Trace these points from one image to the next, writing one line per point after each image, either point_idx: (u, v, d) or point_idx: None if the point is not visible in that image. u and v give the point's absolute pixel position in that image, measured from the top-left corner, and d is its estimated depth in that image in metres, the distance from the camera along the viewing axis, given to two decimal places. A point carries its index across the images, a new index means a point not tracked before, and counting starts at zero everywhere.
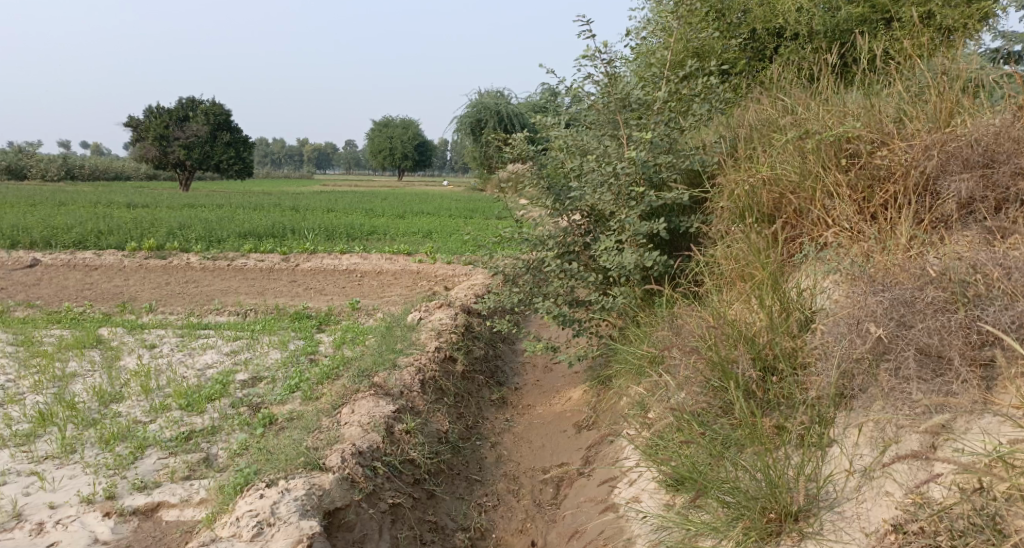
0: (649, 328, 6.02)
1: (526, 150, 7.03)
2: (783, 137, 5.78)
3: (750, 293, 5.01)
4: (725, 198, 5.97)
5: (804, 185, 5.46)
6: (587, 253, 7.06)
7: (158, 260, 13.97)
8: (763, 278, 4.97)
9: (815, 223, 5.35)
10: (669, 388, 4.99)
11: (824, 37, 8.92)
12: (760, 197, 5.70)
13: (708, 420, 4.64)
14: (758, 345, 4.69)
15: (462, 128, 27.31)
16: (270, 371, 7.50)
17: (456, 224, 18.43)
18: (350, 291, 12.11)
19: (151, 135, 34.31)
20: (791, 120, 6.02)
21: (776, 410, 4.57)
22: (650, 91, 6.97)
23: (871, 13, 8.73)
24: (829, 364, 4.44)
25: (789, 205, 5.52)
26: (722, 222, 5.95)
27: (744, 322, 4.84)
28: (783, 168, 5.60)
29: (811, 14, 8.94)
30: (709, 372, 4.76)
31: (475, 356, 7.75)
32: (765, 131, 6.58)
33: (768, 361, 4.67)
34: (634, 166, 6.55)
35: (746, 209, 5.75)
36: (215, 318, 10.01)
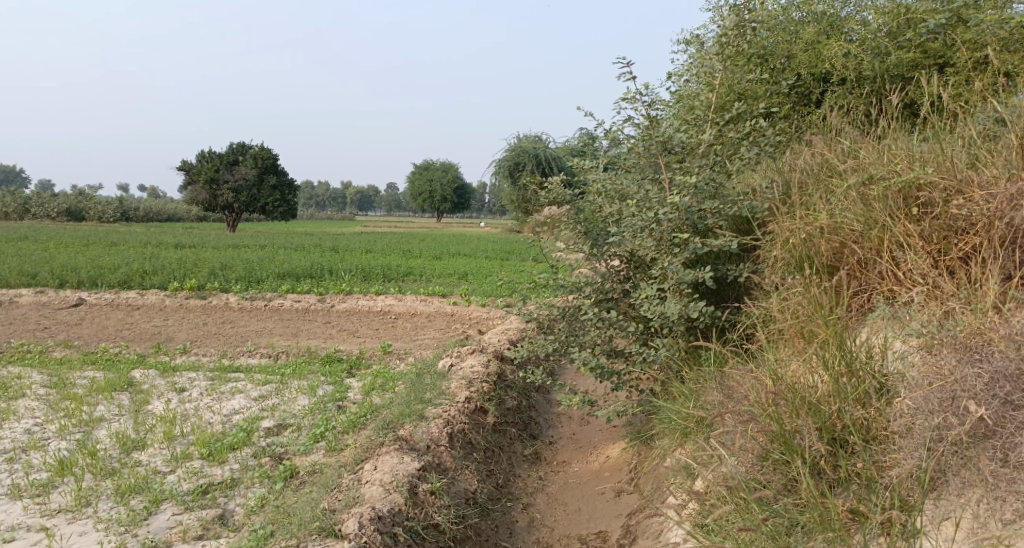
0: (696, 386, 5.64)
1: (563, 194, 6.74)
2: (845, 183, 5.46)
3: (810, 353, 4.62)
4: (780, 246, 5.69)
5: (868, 235, 5.16)
6: (627, 301, 6.73)
7: (197, 300, 13.88)
8: (827, 337, 4.59)
9: (881, 276, 5.08)
10: (721, 457, 4.59)
11: (874, 81, 8.58)
12: (819, 246, 5.43)
13: (770, 500, 4.23)
14: (825, 414, 4.30)
15: (500, 172, 27.29)
16: (296, 418, 7.20)
17: (493, 267, 18.21)
18: (384, 333, 11.87)
19: (200, 178, 34.89)
20: (851, 165, 5.75)
21: (848, 490, 4.17)
22: (695, 133, 6.67)
23: (923, 58, 8.38)
24: (914, 442, 4.06)
25: (850, 255, 5.24)
26: (777, 273, 5.64)
27: (806, 386, 4.46)
28: (845, 215, 5.32)
29: (860, 57, 8.62)
30: (770, 445, 4.34)
31: (508, 408, 7.40)
32: (818, 176, 6.23)
33: (838, 432, 4.28)
34: (677, 211, 6.23)
35: (803, 258, 5.49)
36: (246, 360, 9.79)
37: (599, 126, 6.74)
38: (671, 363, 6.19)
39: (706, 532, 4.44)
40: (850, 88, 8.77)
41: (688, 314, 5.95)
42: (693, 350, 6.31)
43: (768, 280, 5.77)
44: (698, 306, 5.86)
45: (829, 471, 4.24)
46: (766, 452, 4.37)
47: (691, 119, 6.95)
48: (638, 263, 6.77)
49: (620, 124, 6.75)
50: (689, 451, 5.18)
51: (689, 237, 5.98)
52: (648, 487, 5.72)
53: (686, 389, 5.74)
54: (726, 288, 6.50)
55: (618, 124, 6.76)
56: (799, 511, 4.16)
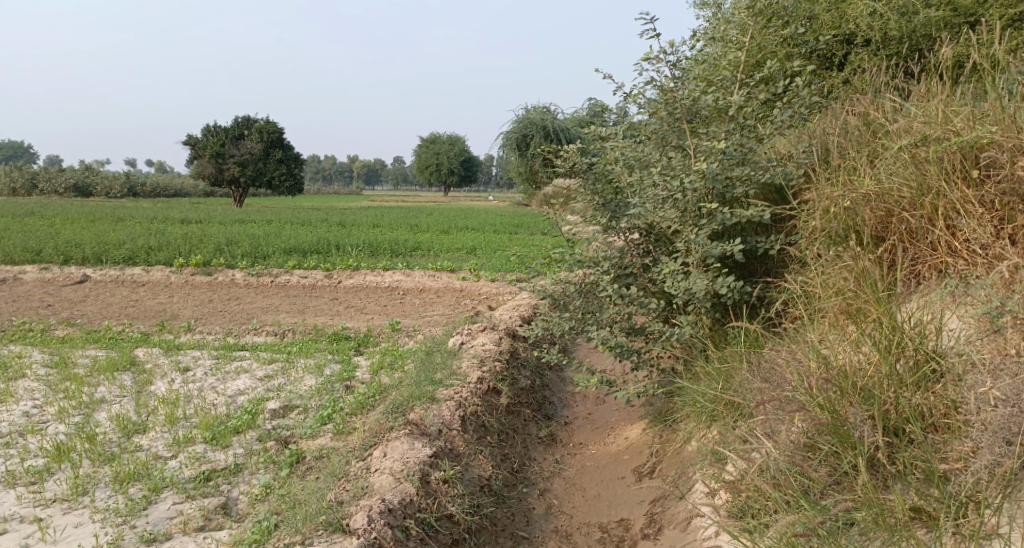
0: (729, 369, 5.37)
1: (580, 162, 6.50)
2: (894, 145, 5.26)
3: (860, 333, 4.37)
4: (821, 216, 5.51)
5: (921, 203, 5.03)
6: (646, 275, 6.44)
7: (203, 276, 13.63)
8: (879, 315, 4.35)
9: (930, 247, 5.00)
10: (757, 447, 4.32)
11: (900, 44, 8.18)
12: (865, 215, 5.28)
13: (820, 498, 4.02)
14: (877, 400, 4.07)
15: (507, 144, 26.89)
16: (303, 399, 6.95)
17: (502, 240, 17.90)
18: (392, 309, 11.60)
19: (206, 152, 34.55)
20: (901, 126, 5.51)
21: (904, 483, 3.90)
22: (722, 96, 6.35)
23: (953, 17, 7.96)
24: (987, 432, 3.76)
25: (897, 224, 5.13)
26: (817, 245, 5.49)
27: (858, 371, 4.19)
28: (896, 180, 5.15)
29: (886, 17, 8.21)
30: (825, 438, 4.10)
31: (522, 388, 7.14)
32: (862, 144, 5.93)
33: (898, 422, 4.04)
34: (703, 180, 5.93)
35: (849, 230, 5.36)
36: (252, 338, 9.53)
37: (619, 89, 6.47)
38: (697, 340, 5.92)
39: (753, 532, 4.22)
40: (875, 50, 8.38)
41: (718, 290, 5.68)
42: (719, 326, 6.05)
43: (804, 253, 5.63)
44: (726, 279, 5.57)
45: (883, 463, 4.00)
46: (812, 442, 4.14)
47: (716, 79, 6.59)
48: (658, 236, 6.47)
49: (642, 87, 6.47)
50: (721, 438, 4.92)
51: (717, 207, 5.66)
52: (672, 473, 5.48)
53: (716, 371, 5.48)
54: (758, 260, 6.22)
55: (639, 88, 6.49)
56: (849, 509, 3.94)
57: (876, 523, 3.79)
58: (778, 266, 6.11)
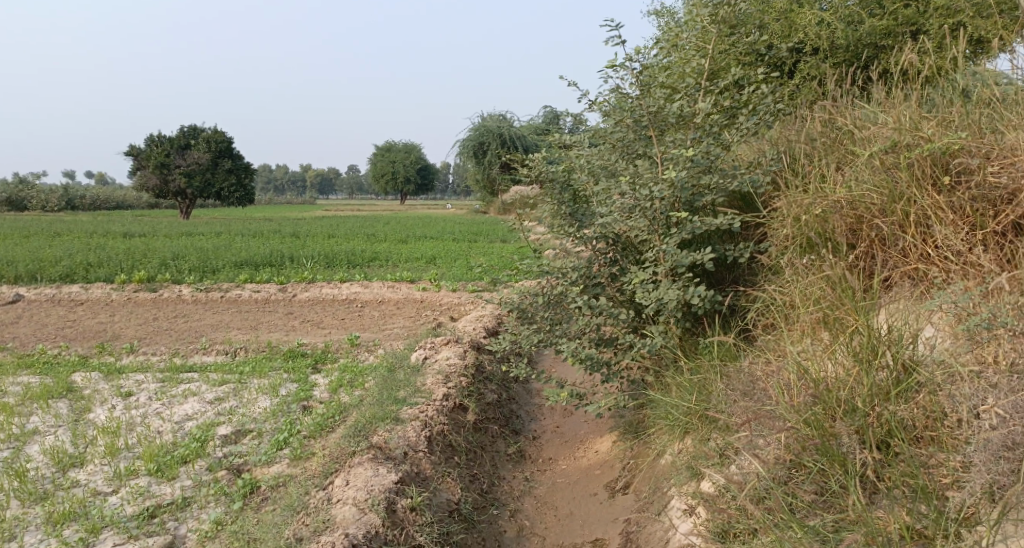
0: (702, 381, 5.15)
1: (545, 171, 6.32)
2: (864, 151, 5.16)
3: (840, 346, 4.16)
4: (790, 223, 5.38)
5: (892, 209, 4.90)
6: (614, 285, 6.22)
7: (149, 293, 13.09)
8: (858, 326, 4.19)
9: (899, 253, 4.87)
10: (746, 465, 4.11)
11: (847, 52, 8.19)
12: (835, 222, 5.15)
13: (806, 515, 3.80)
14: (859, 416, 3.90)
15: (462, 152, 26.61)
16: (257, 423, 6.57)
17: (461, 249, 17.61)
18: (350, 323, 11.23)
19: (152, 164, 33.61)
20: (866, 134, 5.42)
21: (891, 501, 3.71)
22: (688, 101, 6.17)
23: (896, 26, 8.08)
24: (983, 452, 3.58)
25: (867, 230, 5.01)
26: (788, 254, 5.32)
27: (841, 383, 4.01)
28: (866, 186, 5.04)
29: (831, 26, 8.18)
30: (810, 456, 3.91)
31: (488, 403, 6.84)
32: (832, 149, 5.80)
33: (884, 435, 3.88)
34: (671, 188, 5.73)
35: (820, 238, 5.21)
36: (201, 357, 9.07)
37: (584, 96, 6.28)
38: (668, 351, 5.70)
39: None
40: (823, 59, 8.34)
41: (689, 301, 5.49)
42: (689, 336, 5.86)
43: (775, 261, 5.51)
44: (698, 289, 5.39)
45: (871, 479, 3.81)
46: (797, 459, 3.93)
47: (681, 82, 6.40)
48: (624, 245, 6.27)
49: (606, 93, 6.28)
50: (699, 452, 4.67)
51: (687, 216, 5.46)
52: (646, 488, 5.25)
53: (688, 383, 5.24)
54: (726, 268, 6.04)
55: (603, 94, 6.32)
56: (837, 528, 3.73)
57: (867, 544, 3.58)
58: (748, 274, 5.93)
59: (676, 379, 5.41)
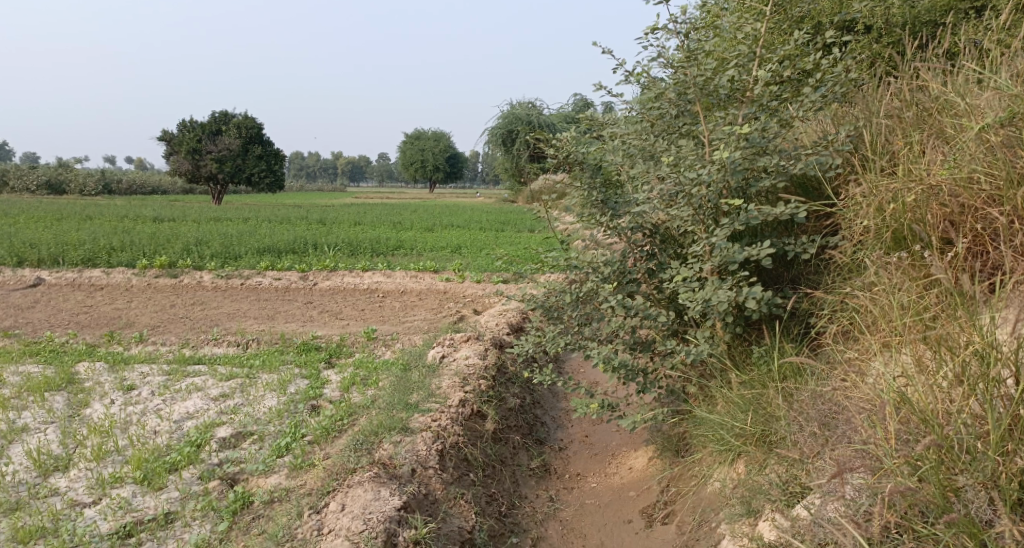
0: (771, 402, 4.71)
1: (574, 153, 5.77)
2: (973, 128, 4.62)
3: (948, 369, 3.73)
4: (875, 213, 4.89)
5: (1007, 196, 4.39)
6: (651, 282, 5.68)
7: (167, 279, 12.69)
8: (982, 344, 3.68)
9: (1015, 251, 4.35)
10: (832, 526, 3.70)
11: (903, 30, 7.58)
12: (931, 210, 4.66)
13: None
14: (983, 465, 3.46)
15: (492, 140, 25.94)
16: (260, 425, 6.08)
17: (489, 238, 17.03)
18: (370, 314, 10.75)
19: (183, 148, 33.39)
20: (966, 109, 4.90)
21: None
22: (741, 73, 5.64)
23: (958, 1, 7.43)
24: None
25: (973, 222, 4.52)
26: (872, 249, 4.87)
27: (954, 430, 3.55)
28: (974, 168, 4.53)
29: (888, 3, 7.57)
30: (923, 521, 3.51)
31: (510, 408, 6.34)
32: (912, 131, 5.19)
33: (1017, 490, 3.42)
34: (722, 171, 5.20)
35: (909, 233, 4.73)
36: (211, 349, 8.59)
37: (620, 67, 5.76)
38: (714, 361, 5.18)
39: None
40: (875, 39, 7.72)
41: (742, 301, 4.92)
42: (739, 342, 5.36)
43: (852, 257, 5.00)
44: (750, 289, 4.83)
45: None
46: (904, 518, 3.55)
47: (732, 52, 5.80)
48: (663, 238, 5.75)
49: (646, 65, 5.77)
50: (764, 490, 4.31)
51: (742, 203, 4.91)
52: (692, 524, 4.85)
53: (753, 399, 4.82)
54: (784, 263, 5.52)
55: (644, 65, 5.77)
56: None
57: None
58: (810, 274, 5.39)
59: (729, 395, 4.95)
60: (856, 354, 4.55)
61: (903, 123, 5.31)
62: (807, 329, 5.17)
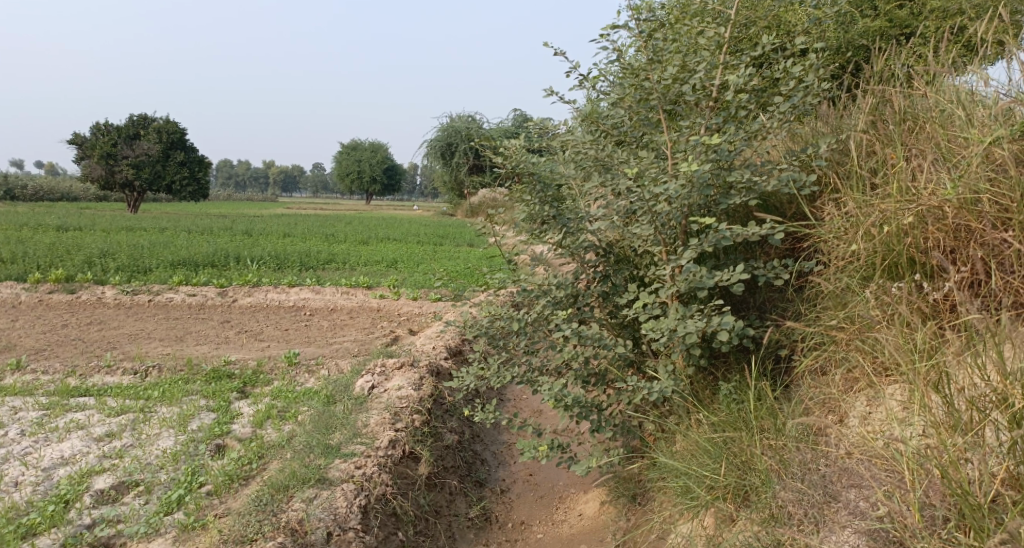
0: (745, 448, 3.96)
1: (523, 162, 5.04)
2: (977, 139, 3.89)
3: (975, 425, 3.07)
4: (863, 238, 4.15)
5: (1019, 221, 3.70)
6: (605, 307, 5.05)
7: (64, 295, 11.53)
8: None
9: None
10: None
11: (842, 51, 7.45)
12: (927, 234, 3.94)
13: None
14: None
15: (428, 152, 25.13)
16: (148, 472, 5.20)
17: (425, 252, 16.25)
18: (293, 334, 9.84)
19: (97, 153, 31.58)
20: (961, 117, 4.16)
21: None
22: (704, 78, 4.89)
23: (889, 28, 7.55)
24: None
25: (975, 249, 3.81)
26: (855, 276, 4.14)
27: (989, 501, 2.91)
28: (977, 186, 3.81)
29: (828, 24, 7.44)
30: None
31: (446, 446, 5.54)
32: (897, 142, 4.41)
33: None
34: (688, 186, 4.49)
35: (900, 260, 4.01)
36: (102, 378, 7.58)
37: (573, 69, 5.06)
38: (677, 400, 4.46)
39: None
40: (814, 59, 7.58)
41: (712, 332, 4.21)
42: (704, 377, 4.64)
43: (836, 288, 4.23)
44: (722, 319, 4.11)
45: None
46: None
47: (697, 54, 5.04)
48: (618, 257, 5.08)
49: (602, 67, 5.09)
50: None
51: (711, 221, 4.17)
52: None
53: (723, 442, 4.06)
54: (749, 288, 4.79)
55: (600, 68, 5.08)
56: None
57: None
58: (779, 301, 4.66)
59: (693, 438, 4.20)
60: (846, 398, 3.86)
61: (884, 128, 4.62)
62: (780, 365, 4.45)
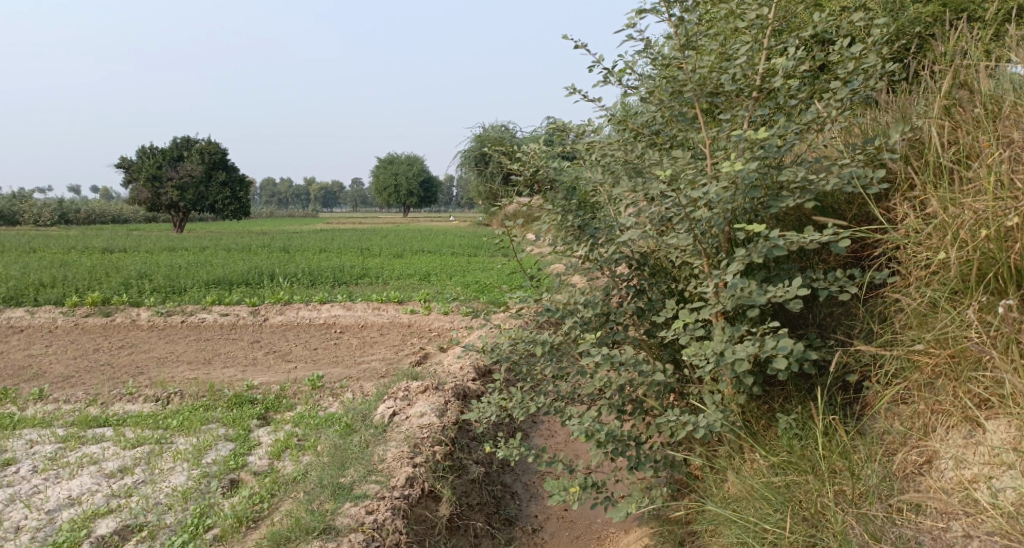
0: (815, 498, 3.54)
1: (544, 168, 4.69)
2: None
3: None
4: (953, 244, 3.60)
5: None
6: (643, 324, 4.63)
7: (98, 318, 11.41)
8: None
9: None
10: None
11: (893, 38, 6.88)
12: None
13: None
14: None
15: (464, 164, 24.85)
16: (156, 514, 4.93)
17: (461, 265, 15.88)
18: (323, 354, 9.54)
19: (142, 176, 32.01)
20: None
21: None
22: (746, 66, 4.42)
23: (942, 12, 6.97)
24: None
25: None
26: (939, 293, 3.62)
27: None
28: None
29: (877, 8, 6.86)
30: None
31: (472, 480, 5.16)
32: (985, 127, 3.80)
33: None
34: (731, 188, 4.01)
35: (1004, 271, 3.45)
36: (122, 407, 7.33)
37: (597, 64, 4.66)
38: (729, 434, 3.99)
39: None
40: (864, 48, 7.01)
41: (765, 356, 3.73)
42: (759, 406, 4.16)
43: (917, 304, 3.69)
44: (779, 343, 3.61)
45: None
46: None
47: (737, 39, 4.56)
48: (654, 269, 4.67)
49: (629, 59, 4.66)
50: None
51: (762, 228, 3.65)
52: None
53: (785, 487, 3.67)
54: (807, 302, 4.21)
55: (627, 60, 4.65)
56: None
57: None
58: (843, 317, 4.09)
59: (750, 483, 3.76)
60: (945, 443, 3.46)
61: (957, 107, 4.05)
62: (851, 394, 3.91)
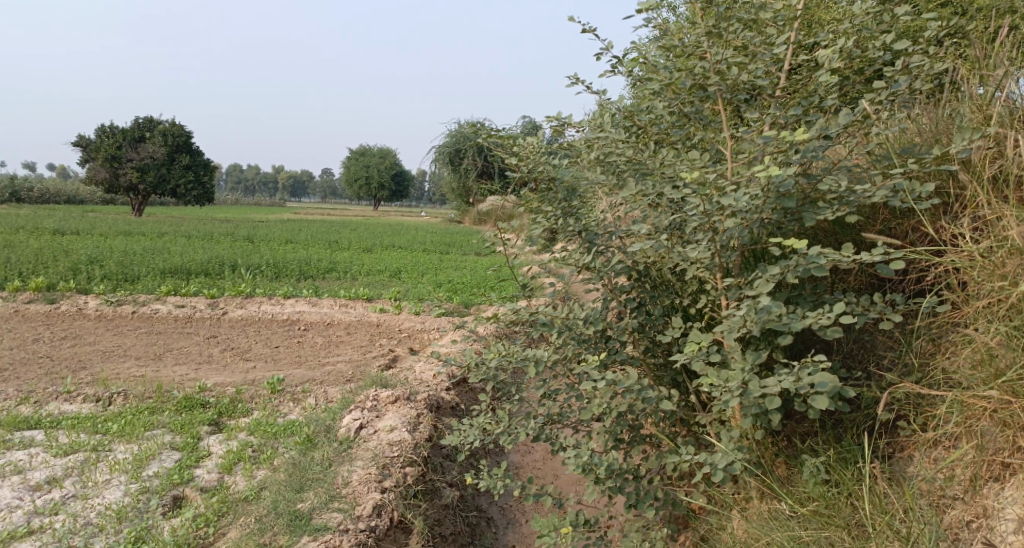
0: None
1: (543, 164, 4.14)
2: None
3: None
4: None
5: None
6: (645, 342, 4.14)
7: (42, 305, 10.64)
8: None
9: None
10: None
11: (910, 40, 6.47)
12: None
13: None
14: None
15: (438, 159, 24.12)
16: (84, 540, 4.35)
17: (432, 262, 15.29)
18: (284, 353, 8.92)
19: (101, 156, 30.86)
20: None
21: None
22: (773, 60, 3.95)
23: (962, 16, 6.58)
24: None
25: None
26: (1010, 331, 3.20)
27: None
28: None
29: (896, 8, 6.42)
30: None
31: (444, 506, 4.65)
32: None
33: None
34: (762, 197, 3.53)
35: None
36: (58, 407, 6.67)
37: (605, 51, 4.15)
38: (745, 475, 3.54)
39: None
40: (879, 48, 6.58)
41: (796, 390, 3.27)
42: (780, 442, 3.79)
43: (991, 341, 3.24)
44: (816, 378, 3.15)
45: None
46: None
47: (764, 30, 4.09)
48: (659, 282, 4.18)
49: (643, 46, 4.16)
50: None
51: (802, 244, 3.19)
52: None
53: (814, 542, 3.26)
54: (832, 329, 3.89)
55: (639, 47, 4.16)
56: None
57: None
58: (871, 347, 3.80)
59: (774, 534, 3.35)
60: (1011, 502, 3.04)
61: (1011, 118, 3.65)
62: (884, 435, 3.59)
